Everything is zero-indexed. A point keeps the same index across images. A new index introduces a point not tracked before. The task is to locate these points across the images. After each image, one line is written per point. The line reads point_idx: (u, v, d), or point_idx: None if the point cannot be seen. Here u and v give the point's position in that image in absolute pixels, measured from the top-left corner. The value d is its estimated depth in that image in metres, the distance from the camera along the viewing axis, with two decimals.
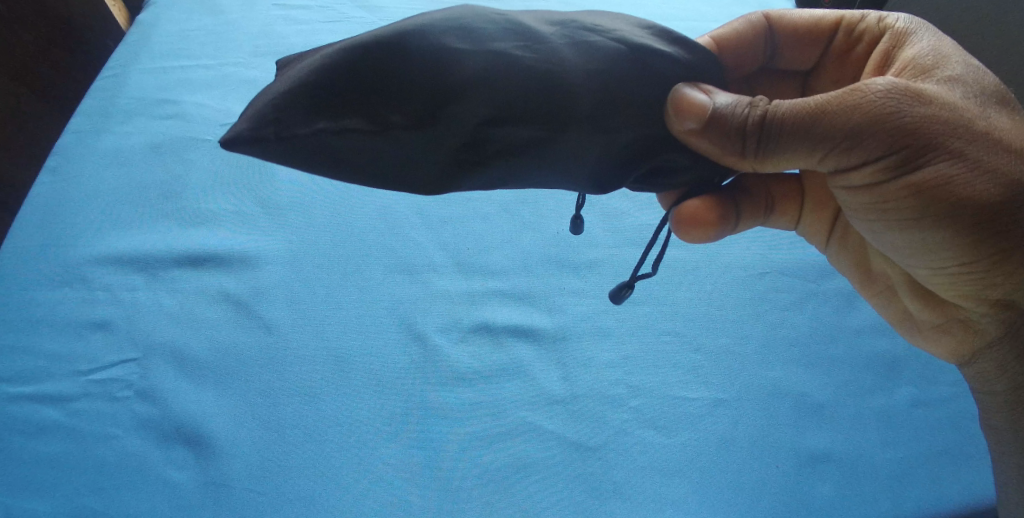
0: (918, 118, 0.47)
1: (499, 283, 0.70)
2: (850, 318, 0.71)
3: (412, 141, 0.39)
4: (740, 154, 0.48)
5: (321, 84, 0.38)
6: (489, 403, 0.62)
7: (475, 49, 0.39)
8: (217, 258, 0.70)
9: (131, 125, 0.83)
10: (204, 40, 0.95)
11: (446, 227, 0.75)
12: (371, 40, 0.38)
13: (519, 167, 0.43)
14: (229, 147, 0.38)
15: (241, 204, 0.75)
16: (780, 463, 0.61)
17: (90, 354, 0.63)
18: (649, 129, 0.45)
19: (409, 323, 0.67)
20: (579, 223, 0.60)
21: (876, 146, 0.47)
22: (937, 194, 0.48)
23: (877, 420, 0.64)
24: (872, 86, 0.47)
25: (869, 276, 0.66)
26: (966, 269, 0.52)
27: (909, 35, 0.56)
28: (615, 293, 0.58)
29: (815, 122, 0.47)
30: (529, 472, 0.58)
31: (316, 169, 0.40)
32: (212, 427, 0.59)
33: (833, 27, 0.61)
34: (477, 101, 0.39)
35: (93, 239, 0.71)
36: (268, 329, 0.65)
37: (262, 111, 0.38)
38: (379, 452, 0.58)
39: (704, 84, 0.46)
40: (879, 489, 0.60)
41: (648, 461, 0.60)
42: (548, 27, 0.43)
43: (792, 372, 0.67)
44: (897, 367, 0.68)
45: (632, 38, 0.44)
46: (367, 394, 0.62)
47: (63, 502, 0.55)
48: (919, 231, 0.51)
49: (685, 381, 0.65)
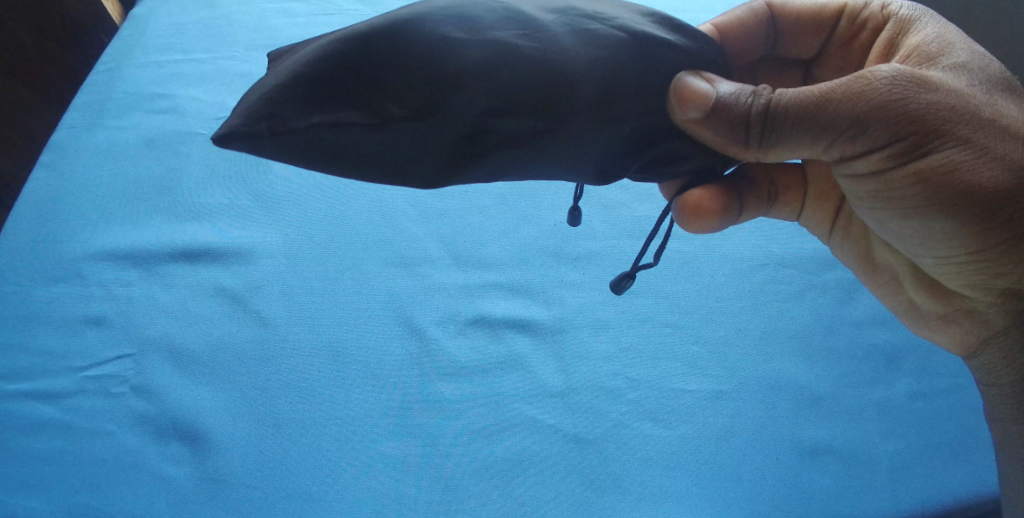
0: (923, 106, 0.46)
1: (497, 276, 0.70)
2: (848, 310, 0.71)
3: (411, 134, 0.39)
4: (744, 143, 0.48)
5: (316, 78, 0.37)
6: (490, 395, 0.61)
7: (474, 38, 0.39)
8: (213, 252, 0.69)
9: (125, 119, 0.82)
10: (199, 33, 0.94)
11: (443, 220, 0.74)
12: (368, 30, 0.37)
13: (521, 159, 0.43)
14: (222, 143, 0.37)
15: (237, 199, 0.75)
16: (782, 456, 0.60)
17: (85, 350, 0.62)
18: (651, 118, 0.44)
19: (408, 317, 0.66)
20: (578, 215, 0.58)
21: (882, 133, 0.47)
22: (944, 182, 0.47)
23: (878, 411, 0.64)
24: (877, 73, 0.47)
25: (873, 267, 0.66)
26: (971, 258, 0.51)
27: (913, 22, 0.56)
28: (615, 284, 0.56)
29: (820, 110, 0.47)
30: (529, 465, 0.58)
31: (314, 165, 0.39)
32: (208, 424, 0.58)
33: (835, 15, 0.61)
34: (477, 91, 0.39)
35: (87, 234, 0.70)
36: (265, 323, 0.65)
37: (254, 106, 0.37)
38: (375, 447, 0.58)
39: (707, 72, 0.46)
40: (881, 481, 0.60)
41: (649, 453, 0.59)
42: (547, 14, 0.42)
43: (793, 363, 0.66)
44: (897, 359, 0.68)
45: (633, 25, 0.43)
46: (366, 388, 0.61)
47: (59, 499, 0.55)
48: (925, 219, 0.50)
49: (685, 373, 0.64)
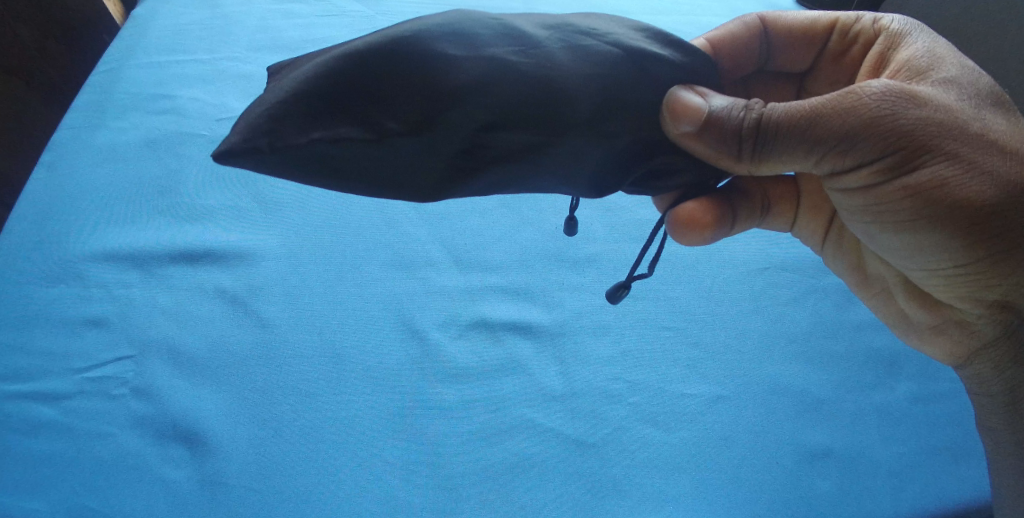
0: (913, 121, 0.47)
1: (498, 279, 0.71)
2: (849, 314, 0.72)
3: (409, 149, 0.40)
4: (737, 156, 0.49)
5: (314, 94, 0.38)
6: (488, 400, 0.62)
7: (470, 55, 0.40)
8: (214, 255, 0.70)
9: (126, 120, 0.83)
10: (200, 34, 0.95)
11: (444, 223, 0.75)
12: (366, 47, 0.38)
13: (517, 172, 0.43)
14: (224, 159, 0.38)
15: (239, 201, 0.75)
16: (781, 460, 0.61)
17: (86, 352, 0.63)
18: (646, 133, 0.45)
19: (408, 321, 0.67)
20: (574, 223, 0.59)
21: (872, 148, 0.47)
22: (933, 196, 0.48)
23: (876, 416, 0.65)
24: (868, 88, 0.47)
25: (866, 277, 0.66)
26: (961, 271, 0.52)
27: (904, 36, 0.56)
28: (612, 293, 0.57)
29: (812, 124, 0.47)
30: (527, 469, 0.58)
31: (313, 179, 0.40)
32: (208, 426, 0.59)
33: (828, 29, 0.61)
34: (473, 106, 0.39)
35: (89, 237, 0.71)
36: (267, 326, 0.66)
37: (255, 121, 0.38)
38: (376, 452, 0.59)
39: (701, 87, 0.46)
40: (880, 486, 0.61)
41: (650, 456, 0.60)
42: (542, 30, 0.43)
43: (791, 367, 0.67)
44: (897, 364, 0.69)
45: (627, 41, 0.44)
46: (366, 392, 0.62)
47: (59, 499, 0.56)
48: (915, 232, 0.51)
49: (685, 376, 0.65)
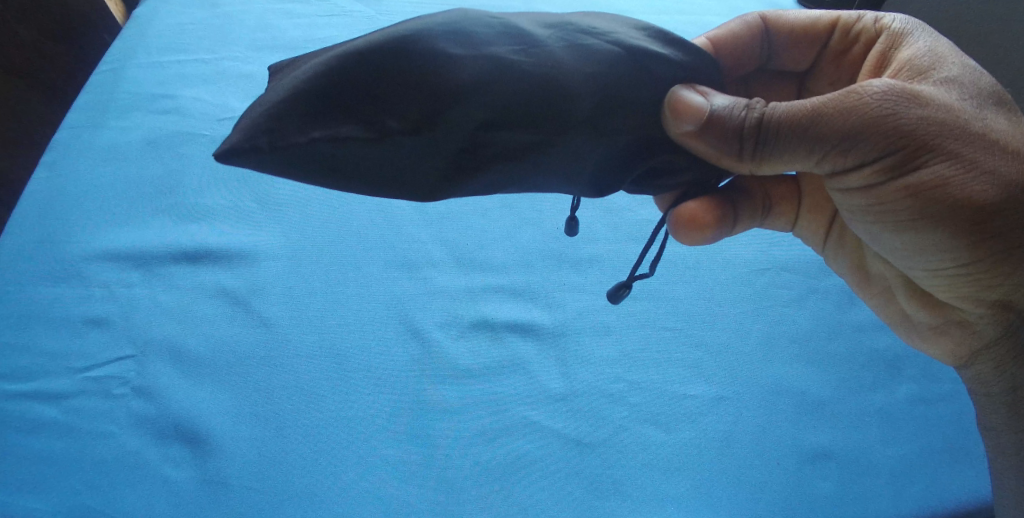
0: (915, 120, 0.47)
1: (499, 279, 0.71)
2: (849, 315, 0.72)
3: (410, 147, 0.40)
4: (738, 156, 0.48)
5: (315, 93, 0.38)
6: (489, 399, 0.62)
7: (471, 54, 0.39)
8: (215, 254, 0.70)
9: (127, 119, 0.83)
10: (201, 34, 0.94)
11: (445, 223, 0.75)
12: (366, 46, 0.38)
13: (518, 171, 0.43)
14: (224, 158, 0.37)
15: (239, 201, 0.75)
16: (781, 461, 0.61)
17: (88, 351, 0.63)
18: (647, 132, 0.45)
19: (409, 321, 0.67)
20: (575, 223, 0.59)
21: (874, 147, 0.47)
22: (934, 195, 0.48)
23: (877, 417, 0.65)
24: (869, 87, 0.47)
25: (867, 277, 0.66)
26: (962, 271, 0.52)
27: (905, 36, 0.56)
28: (612, 293, 0.57)
29: (813, 124, 0.47)
30: (528, 469, 0.58)
31: (314, 178, 0.40)
32: (208, 425, 0.59)
33: (829, 28, 0.61)
34: (474, 105, 0.39)
35: (90, 236, 0.71)
36: (267, 325, 0.65)
37: (255, 121, 0.38)
38: (376, 452, 0.58)
39: (702, 86, 0.46)
40: (881, 487, 0.61)
41: (650, 457, 0.60)
42: (542, 29, 0.43)
43: (792, 368, 0.67)
44: (897, 365, 0.69)
45: (628, 40, 0.44)
46: (367, 392, 0.62)
47: (60, 499, 0.55)
48: (916, 232, 0.51)
49: (686, 377, 0.65)
